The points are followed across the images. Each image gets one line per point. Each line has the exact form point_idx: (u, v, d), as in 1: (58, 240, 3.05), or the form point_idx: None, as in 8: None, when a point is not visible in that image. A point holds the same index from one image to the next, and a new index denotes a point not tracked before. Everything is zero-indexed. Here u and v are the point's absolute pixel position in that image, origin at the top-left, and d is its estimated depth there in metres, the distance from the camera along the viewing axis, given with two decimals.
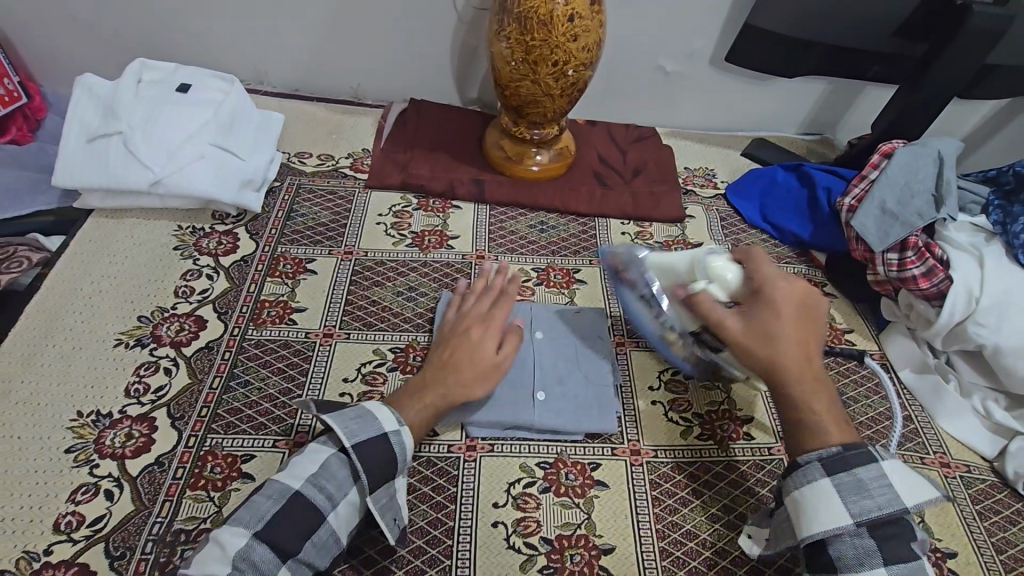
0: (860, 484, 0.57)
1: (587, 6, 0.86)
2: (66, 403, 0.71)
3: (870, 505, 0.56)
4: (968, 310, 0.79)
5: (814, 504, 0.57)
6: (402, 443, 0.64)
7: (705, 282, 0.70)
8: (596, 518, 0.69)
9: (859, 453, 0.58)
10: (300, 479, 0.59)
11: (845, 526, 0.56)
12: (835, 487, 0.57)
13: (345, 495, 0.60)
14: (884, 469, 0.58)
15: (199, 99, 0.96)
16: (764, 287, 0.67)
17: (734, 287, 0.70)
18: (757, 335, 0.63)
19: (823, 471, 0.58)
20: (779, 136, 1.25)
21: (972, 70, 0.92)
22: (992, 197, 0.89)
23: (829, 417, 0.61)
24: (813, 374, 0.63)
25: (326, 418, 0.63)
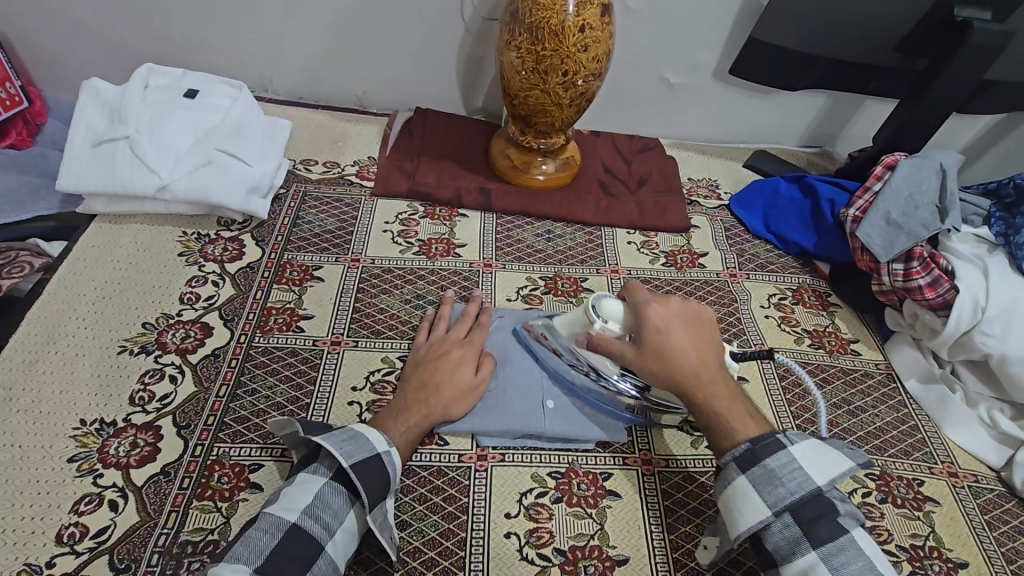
0: (771, 475, 0.59)
1: (597, 17, 0.87)
2: (68, 411, 0.70)
3: (783, 492, 0.58)
4: (975, 320, 0.80)
5: (735, 501, 0.60)
6: (393, 463, 0.63)
7: (600, 324, 0.70)
8: (609, 529, 0.68)
9: (767, 445, 0.61)
10: (296, 511, 0.58)
11: (765, 517, 0.58)
12: (751, 482, 0.60)
13: (342, 522, 0.59)
14: (792, 455, 0.60)
15: (207, 105, 0.96)
16: (647, 310, 0.68)
17: (625, 321, 0.69)
18: (657, 355, 0.66)
19: (738, 468, 0.61)
20: (781, 148, 1.26)
21: (973, 84, 0.94)
22: (994, 208, 0.90)
23: (735, 416, 0.65)
24: (711, 381, 0.66)
25: (319, 439, 0.61)
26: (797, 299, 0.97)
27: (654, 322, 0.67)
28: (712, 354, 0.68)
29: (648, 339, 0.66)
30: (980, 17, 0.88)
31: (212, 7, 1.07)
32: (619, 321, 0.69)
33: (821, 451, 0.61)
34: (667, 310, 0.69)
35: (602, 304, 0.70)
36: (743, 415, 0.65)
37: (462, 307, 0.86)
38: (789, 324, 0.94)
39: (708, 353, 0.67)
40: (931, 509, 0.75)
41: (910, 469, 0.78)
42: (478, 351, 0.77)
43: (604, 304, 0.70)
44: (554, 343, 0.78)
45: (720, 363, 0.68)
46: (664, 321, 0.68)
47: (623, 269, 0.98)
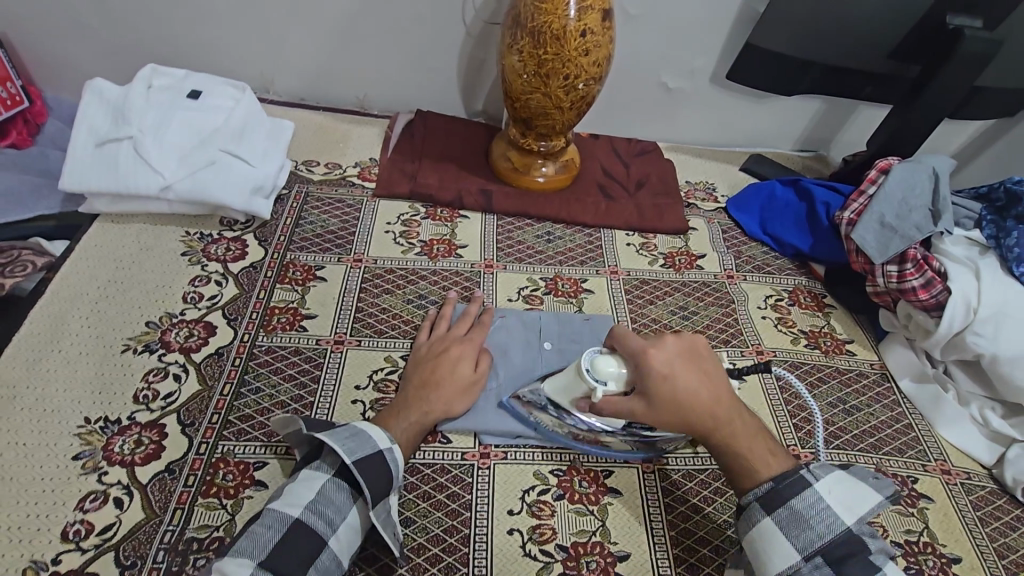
0: (797, 516, 0.59)
1: (598, 22, 0.88)
2: (73, 409, 0.70)
3: (811, 535, 0.58)
4: (967, 320, 0.82)
5: (760, 544, 0.60)
6: (396, 460, 0.64)
7: (601, 389, 0.65)
8: (610, 526, 0.69)
9: (793, 483, 0.60)
10: (299, 507, 0.58)
11: (795, 561, 0.58)
12: (778, 524, 0.59)
13: (345, 518, 0.60)
14: (819, 493, 0.59)
15: (211, 106, 0.96)
16: (647, 358, 0.64)
17: (624, 375, 0.65)
18: (669, 407, 0.62)
19: (763, 511, 0.60)
20: (776, 152, 1.28)
21: (964, 90, 0.96)
22: (985, 212, 0.92)
23: (756, 453, 0.63)
24: (726, 422, 0.63)
25: (321, 436, 0.62)
26: (793, 300, 0.99)
27: (659, 369, 0.63)
28: (722, 391, 0.65)
29: (654, 389, 0.63)
30: (971, 25, 0.90)
31: (215, 8, 1.08)
32: (618, 379, 0.65)
33: (845, 486, 0.60)
34: (670, 352, 0.65)
35: (595, 363, 0.66)
36: (762, 452, 0.64)
37: (465, 307, 0.87)
38: (786, 324, 0.95)
39: (719, 391, 0.65)
40: (925, 505, 0.76)
41: (904, 466, 0.80)
42: (477, 348, 0.78)
43: (599, 366, 0.65)
44: (540, 403, 0.74)
45: (733, 398, 0.65)
46: (668, 365, 0.63)
47: (622, 270, 0.99)
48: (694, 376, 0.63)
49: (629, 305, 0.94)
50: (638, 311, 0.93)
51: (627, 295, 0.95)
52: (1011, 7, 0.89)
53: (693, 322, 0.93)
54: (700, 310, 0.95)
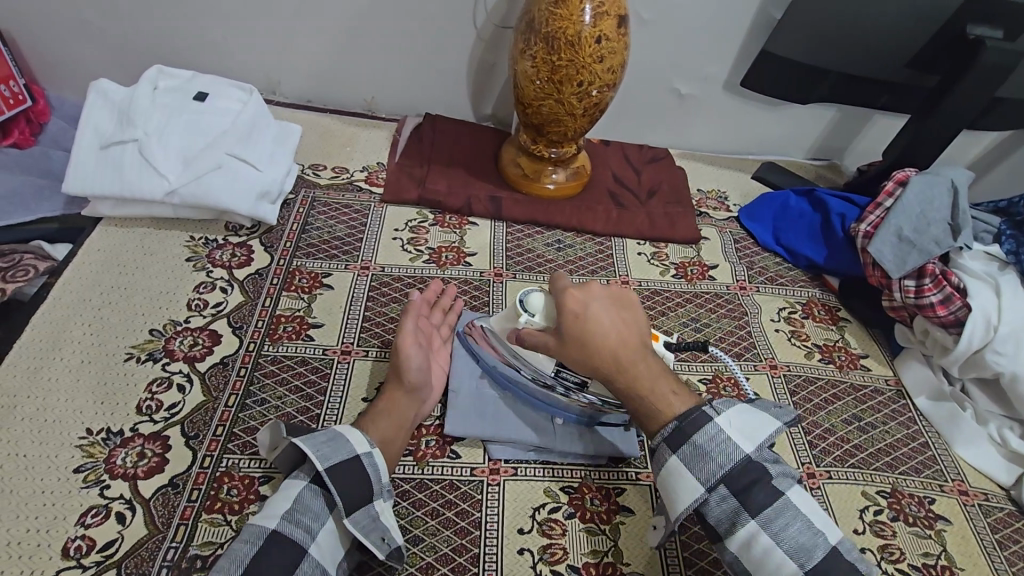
0: (700, 451, 0.58)
1: (614, 28, 0.87)
2: (74, 420, 0.69)
3: (714, 468, 0.58)
4: (986, 340, 0.80)
5: (671, 483, 0.59)
6: (375, 465, 0.62)
7: (524, 318, 0.68)
8: (623, 546, 0.68)
9: (693, 419, 0.60)
10: (275, 517, 0.57)
11: (700, 493, 0.58)
12: (682, 459, 0.59)
13: (323, 524, 0.59)
14: (719, 426, 0.59)
15: (216, 109, 0.95)
16: (565, 297, 0.66)
17: (548, 313, 0.68)
18: (580, 340, 0.64)
19: (669, 449, 0.60)
20: (789, 160, 1.27)
21: (985, 102, 0.94)
22: (1004, 226, 0.91)
23: (659, 398, 0.62)
24: (630, 361, 0.63)
25: (297, 441, 0.61)
26: (807, 313, 0.97)
27: (573, 306, 0.65)
28: (638, 332, 0.65)
29: (567, 324, 0.65)
30: (994, 36, 0.88)
31: (221, 8, 1.06)
32: (541, 313, 0.68)
33: (747, 415, 0.60)
34: (590, 294, 0.67)
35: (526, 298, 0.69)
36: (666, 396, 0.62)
37: (473, 316, 0.86)
38: (800, 338, 0.93)
39: (632, 333, 0.65)
40: (942, 527, 0.75)
41: (920, 486, 0.78)
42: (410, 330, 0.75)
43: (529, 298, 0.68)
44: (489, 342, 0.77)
45: (647, 344, 0.65)
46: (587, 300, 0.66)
47: (633, 280, 0.97)
48: (611, 315, 0.65)
49: None
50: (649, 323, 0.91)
51: None
52: None
53: (705, 334, 0.91)
54: (712, 322, 0.93)
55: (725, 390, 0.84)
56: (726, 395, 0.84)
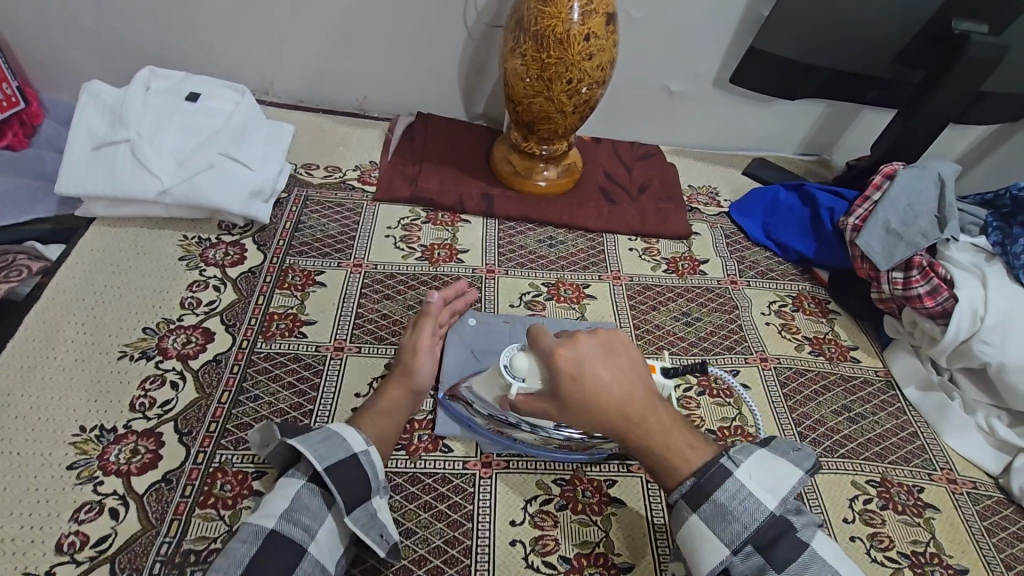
0: (721, 509, 0.58)
1: (602, 26, 0.87)
2: (68, 418, 0.69)
3: (738, 527, 0.57)
4: (974, 329, 0.81)
5: (693, 541, 0.59)
6: (373, 463, 0.63)
7: (517, 385, 0.64)
8: (614, 537, 0.68)
9: (714, 475, 0.59)
10: (274, 517, 0.57)
11: (726, 555, 0.57)
12: (704, 518, 0.58)
13: (322, 523, 0.59)
14: (738, 481, 0.59)
15: (209, 109, 0.95)
16: (555, 359, 0.62)
17: (539, 371, 0.64)
18: (581, 408, 0.61)
19: (689, 508, 0.59)
20: (779, 156, 1.28)
21: (970, 96, 0.95)
22: (991, 218, 0.92)
23: (674, 450, 0.62)
24: (638, 419, 0.61)
25: (293, 443, 0.61)
26: (797, 306, 0.98)
27: (568, 366, 0.61)
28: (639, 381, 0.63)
29: (564, 391, 0.61)
30: (978, 30, 0.89)
31: (213, 9, 1.06)
32: (533, 375, 0.64)
33: (765, 470, 0.60)
34: (581, 348, 0.63)
35: (512, 362, 0.65)
36: (682, 448, 0.62)
37: (478, 315, 0.86)
38: (790, 331, 0.94)
39: (632, 386, 0.63)
40: (931, 515, 0.75)
41: (910, 476, 0.79)
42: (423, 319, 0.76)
43: (514, 363, 0.64)
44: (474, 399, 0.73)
45: (651, 391, 0.64)
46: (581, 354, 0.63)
47: (625, 276, 0.98)
48: (609, 374, 0.62)
49: (632, 311, 0.93)
50: (640, 318, 0.92)
51: (629, 302, 0.94)
52: (1020, 11, 0.88)
53: (695, 328, 0.92)
54: (703, 316, 0.94)
55: (715, 383, 0.85)
56: (717, 387, 0.85)
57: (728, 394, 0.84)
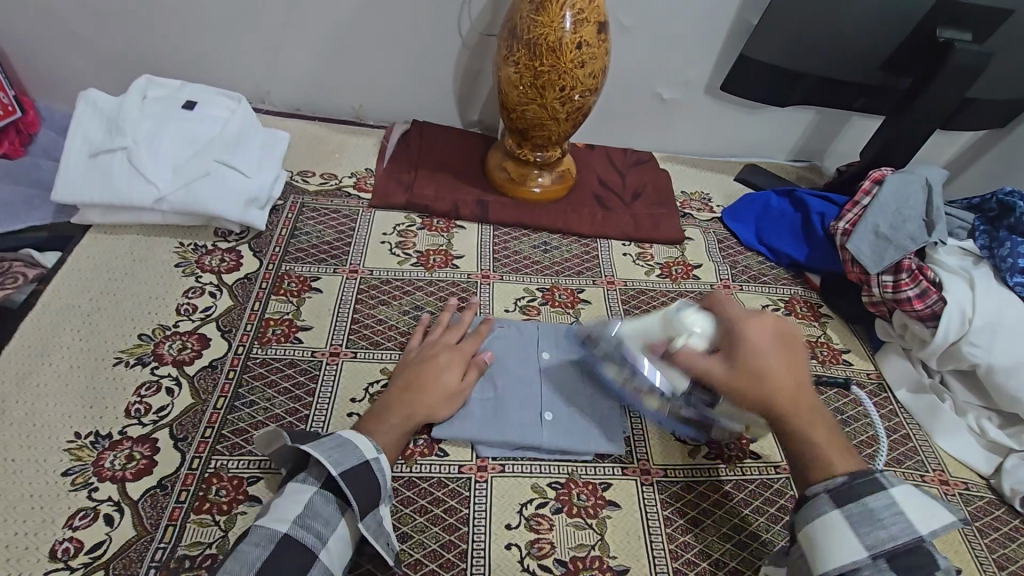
0: (872, 515, 0.56)
1: (594, 35, 0.89)
2: (63, 424, 0.69)
3: (883, 535, 0.55)
4: (962, 331, 0.82)
5: (823, 540, 0.56)
6: (383, 469, 0.63)
7: (683, 339, 0.68)
8: (609, 540, 0.69)
9: (868, 481, 0.58)
10: (287, 521, 0.57)
11: (861, 560, 0.55)
12: (845, 519, 0.56)
13: (334, 529, 0.59)
14: (896, 497, 0.57)
15: (206, 117, 0.96)
16: (743, 327, 0.67)
17: (708, 332, 0.68)
18: (739, 379, 0.63)
19: (831, 503, 0.57)
20: (770, 162, 1.29)
21: (955, 102, 0.97)
22: (978, 222, 0.93)
23: (830, 446, 0.61)
24: (792, 407, 0.62)
25: (307, 448, 0.61)
26: (789, 310, 0.99)
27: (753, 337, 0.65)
28: (799, 367, 0.65)
29: (740, 357, 0.64)
30: (962, 38, 0.91)
31: (210, 18, 1.08)
32: (702, 334, 0.68)
33: (922, 496, 0.58)
34: (754, 323, 0.67)
35: (685, 316, 0.70)
36: (824, 439, 0.62)
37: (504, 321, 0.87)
38: None
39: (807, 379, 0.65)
40: None
41: (902, 477, 0.80)
42: (467, 356, 0.77)
43: (686, 316, 0.69)
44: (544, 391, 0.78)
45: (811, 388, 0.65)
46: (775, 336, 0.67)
47: (619, 280, 0.99)
48: (780, 351, 0.65)
49: (626, 315, 0.94)
50: None
51: (623, 306, 0.95)
52: (1001, 20, 0.90)
53: None
54: None
55: None
56: None
57: None
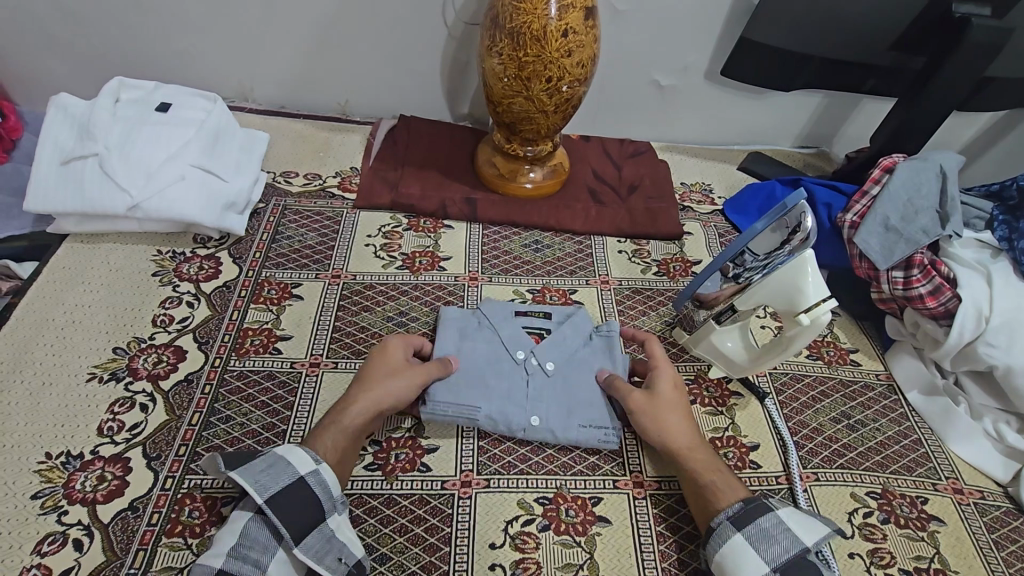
0: (767, 533, 0.59)
1: (581, 21, 0.84)
2: (33, 444, 0.67)
3: (779, 550, 0.58)
4: (978, 330, 0.77)
5: (732, 561, 0.59)
6: (322, 482, 0.60)
7: (807, 319, 0.68)
8: (599, 559, 0.65)
9: (755, 505, 0.61)
10: (221, 555, 0.54)
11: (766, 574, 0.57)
12: (748, 539, 0.59)
13: (273, 556, 0.56)
14: (782, 516, 0.61)
15: (180, 118, 0.93)
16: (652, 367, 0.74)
17: (822, 325, 0.69)
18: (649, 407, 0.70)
19: (733, 526, 0.60)
20: (775, 149, 1.24)
21: (973, 83, 0.91)
22: (996, 211, 0.87)
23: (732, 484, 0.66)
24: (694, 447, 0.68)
25: (231, 474, 0.57)
26: None
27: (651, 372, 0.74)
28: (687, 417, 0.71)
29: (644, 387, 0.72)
30: (980, 12, 0.84)
31: (185, 16, 1.04)
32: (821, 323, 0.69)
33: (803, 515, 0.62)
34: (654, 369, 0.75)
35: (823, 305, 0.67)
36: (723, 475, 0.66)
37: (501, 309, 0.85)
38: None
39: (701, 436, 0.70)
40: (936, 528, 0.72)
41: (913, 486, 0.75)
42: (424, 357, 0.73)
43: (825, 307, 0.67)
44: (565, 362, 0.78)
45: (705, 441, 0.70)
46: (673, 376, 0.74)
47: (613, 280, 0.95)
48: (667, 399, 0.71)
49: (620, 317, 0.90)
50: (629, 324, 0.89)
51: (618, 307, 0.91)
52: None
53: None
54: None
55: (707, 391, 0.82)
56: (709, 395, 0.81)
57: (721, 402, 0.81)
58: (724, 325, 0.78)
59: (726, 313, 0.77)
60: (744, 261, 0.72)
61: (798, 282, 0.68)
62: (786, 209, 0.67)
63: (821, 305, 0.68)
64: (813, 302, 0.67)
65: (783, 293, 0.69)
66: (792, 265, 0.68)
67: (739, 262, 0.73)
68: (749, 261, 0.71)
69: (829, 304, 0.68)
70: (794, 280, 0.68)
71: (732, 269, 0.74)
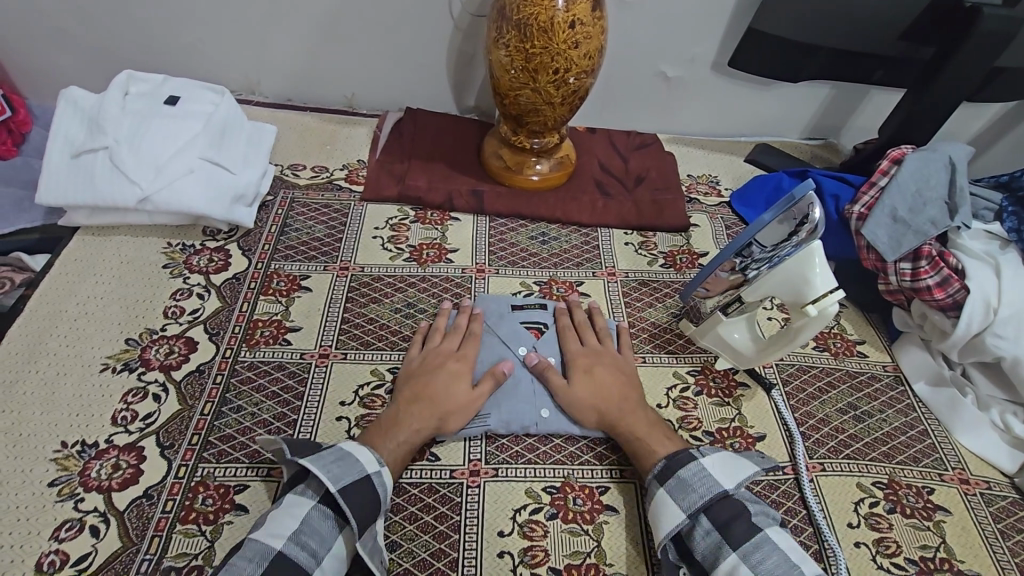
0: (684, 484, 0.63)
1: (588, 12, 0.84)
2: (49, 433, 0.68)
3: (694, 497, 0.62)
4: (987, 321, 0.77)
5: (656, 513, 0.64)
6: (384, 483, 0.62)
7: (815, 310, 0.69)
8: (606, 547, 0.66)
9: (679, 458, 0.65)
10: (282, 538, 0.55)
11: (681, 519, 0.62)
12: (669, 492, 0.64)
13: (330, 548, 0.57)
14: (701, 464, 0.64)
15: (189, 112, 0.94)
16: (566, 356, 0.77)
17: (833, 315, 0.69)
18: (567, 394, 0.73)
19: (656, 484, 0.65)
20: (782, 141, 1.23)
21: (984, 73, 0.90)
22: (1005, 202, 0.87)
23: (657, 436, 0.69)
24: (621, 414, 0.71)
25: (305, 462, 0.59)
26: None
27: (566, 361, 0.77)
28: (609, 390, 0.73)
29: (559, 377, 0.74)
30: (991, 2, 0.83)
31: (192, 9, 1.04)
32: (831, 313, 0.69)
33: (725, 459, 0.66)
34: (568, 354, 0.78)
35: (829, 296, 0.68)
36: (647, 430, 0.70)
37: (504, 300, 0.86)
38: None
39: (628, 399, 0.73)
40: (941, 518, 0.72)
41: (919, 477, 0.76)
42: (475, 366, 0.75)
43: (832, 297, 0.68)
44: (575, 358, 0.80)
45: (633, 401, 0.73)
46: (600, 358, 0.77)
47: (620, 272, 0.95)
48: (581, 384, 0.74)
49: (626, 309, 0.90)
50: (635, 316, 0.89)
51: (624, 298, 0.91)
52: None
53: None
54: None
55: (714, 382, 0.82)
56: (716, 386, 0.82)
57: (727, 393, 0.81)
58: (731, 316, 0.78)
59: (732, 305, 0.77)
60: (750, 253, 0.71)
61: (804, 273, 0.68)
62: (794, 201, 0.66)
63: (827, 296, 0.68)
64: (821, 293, 0.68)
65: (790, 283, 0.69)
66: (799, 257, 0.68)
67: (745, 256, 0.71)
68: (757, 253, 0.71)
69: (836, 295, 0.69)
70: (800, 271, 0.68)
71: (737, 263, 0.72)
